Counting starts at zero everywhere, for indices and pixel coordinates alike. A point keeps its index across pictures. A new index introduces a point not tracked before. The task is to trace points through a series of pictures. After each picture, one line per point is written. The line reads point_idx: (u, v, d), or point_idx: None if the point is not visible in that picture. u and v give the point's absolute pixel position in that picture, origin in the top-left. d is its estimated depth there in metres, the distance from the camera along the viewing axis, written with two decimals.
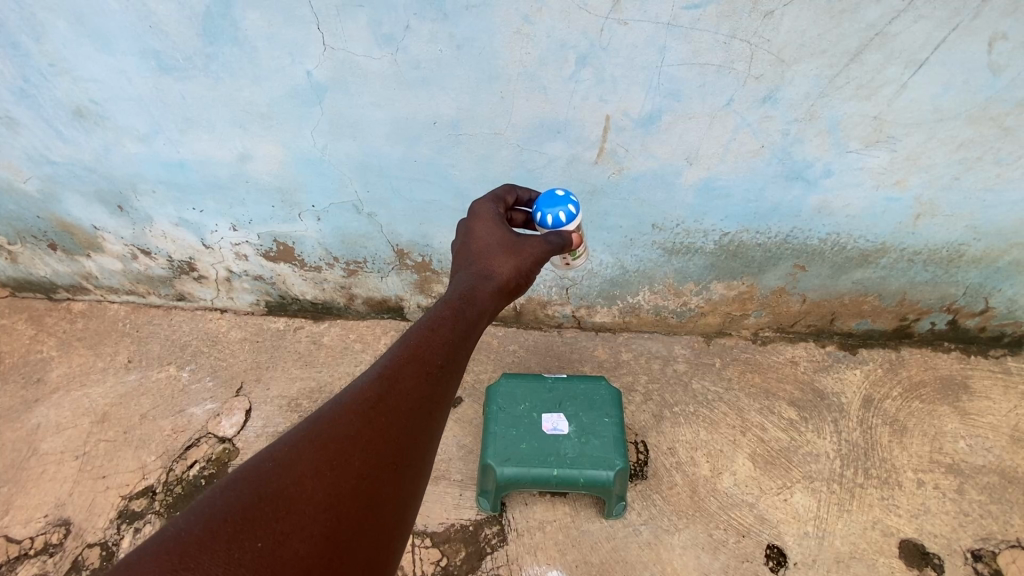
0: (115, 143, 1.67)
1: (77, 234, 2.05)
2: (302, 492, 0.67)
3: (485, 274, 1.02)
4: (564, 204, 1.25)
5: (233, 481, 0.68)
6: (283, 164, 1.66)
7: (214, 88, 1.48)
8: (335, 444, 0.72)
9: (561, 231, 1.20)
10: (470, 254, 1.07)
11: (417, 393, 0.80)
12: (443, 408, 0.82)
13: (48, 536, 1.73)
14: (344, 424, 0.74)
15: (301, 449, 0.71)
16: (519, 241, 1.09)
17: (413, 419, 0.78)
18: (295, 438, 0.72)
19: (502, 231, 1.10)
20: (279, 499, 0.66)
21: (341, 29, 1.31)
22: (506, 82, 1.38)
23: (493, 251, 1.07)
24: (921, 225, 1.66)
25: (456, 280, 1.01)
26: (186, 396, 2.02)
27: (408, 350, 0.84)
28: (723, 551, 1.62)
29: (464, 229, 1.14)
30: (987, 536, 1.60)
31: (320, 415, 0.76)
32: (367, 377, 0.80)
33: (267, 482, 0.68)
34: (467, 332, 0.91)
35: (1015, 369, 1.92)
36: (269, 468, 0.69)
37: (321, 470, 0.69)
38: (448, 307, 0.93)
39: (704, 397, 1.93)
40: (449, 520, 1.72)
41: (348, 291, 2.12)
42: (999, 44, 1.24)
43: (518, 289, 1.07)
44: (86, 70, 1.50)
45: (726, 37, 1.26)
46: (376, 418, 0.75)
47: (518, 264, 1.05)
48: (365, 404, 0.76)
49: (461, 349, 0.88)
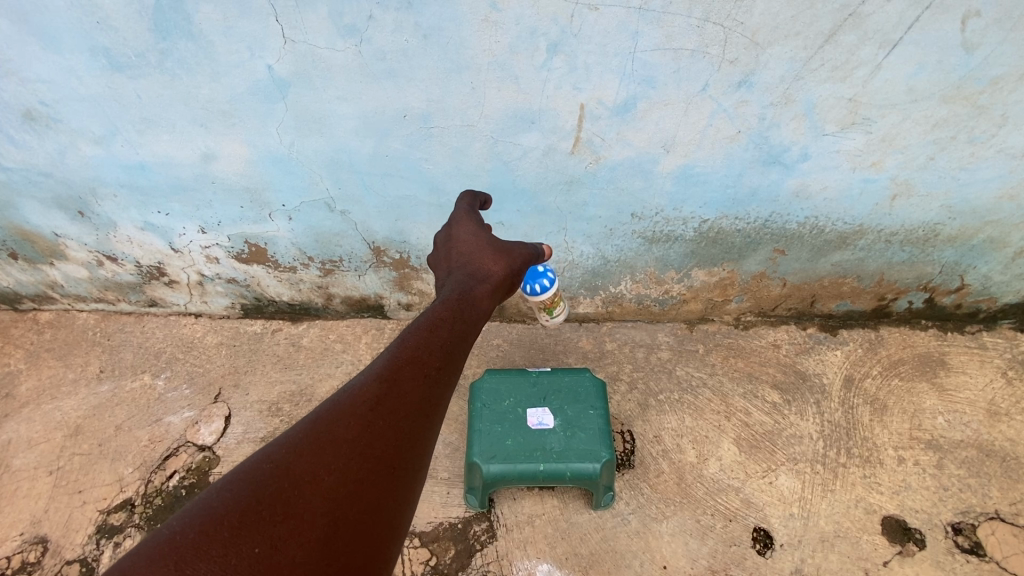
0: (70, 146, 1.60)
1: (37, 242, 1.97)
2: (300, 496, 0.65)
3: (482, 275, 1.00)
4: (541, 275, 1.46)
5: (230, 481, 0.66)
6: (248, 163, 1.61)
7: (171, 85, 1.42)
8: (333, 447, 0.70)
9: (537, 244, 1.21)
10: (461, 256, 1.04)
11: (415, 396, 0.77)
12: (439, 411, 0.79)
13: (25, 555, 1.68)
14: (343, 427, 0.72)
15: (299, 451, 0.69)
16: (509, 242, 1.08)
17: (412, 424, 0.75)
18: (293, 440, 0.70)
19: (490, 233, 1.08)
20: (276, 502, 0.64)
21: (300, 20, 1.26)
22: (476, 71, 1.34)
23: (486, 252, 1.04)
24: (897, 206, 1.67)
25: (452, 280, 0.98)
26: (162, 405, 1.97)
27: (403, 350, 0.81)
28: (711, 536, 1.63)
29: (447, 234, 1.11)
30: (966, 509, 1.64)
31: (318, 415, 0.73)
32: (364, 377, 0.78)
33: (265, 484, 0.65)
34: (465, 334, 0.88)
35: (991, 344, 1.95)
36: (268, 470, 0.67)
37: (319, 474, 0.67)
38: (446, 307, 0.90)
39: (687, 383, 1.93)
40: (437, 519, 1.70)
41: (325, 291, 2.07)
42: (972, 21, 1.23)
43: (510, 288, 1.06)
44: (33, 70, 1.42)
45: (699, 21, 1.23)
46: (375, 420, 0.73)
47: (511, 264, 1.04)
48: (363, 406, 0.74)
49: (458, 352, 0.86)
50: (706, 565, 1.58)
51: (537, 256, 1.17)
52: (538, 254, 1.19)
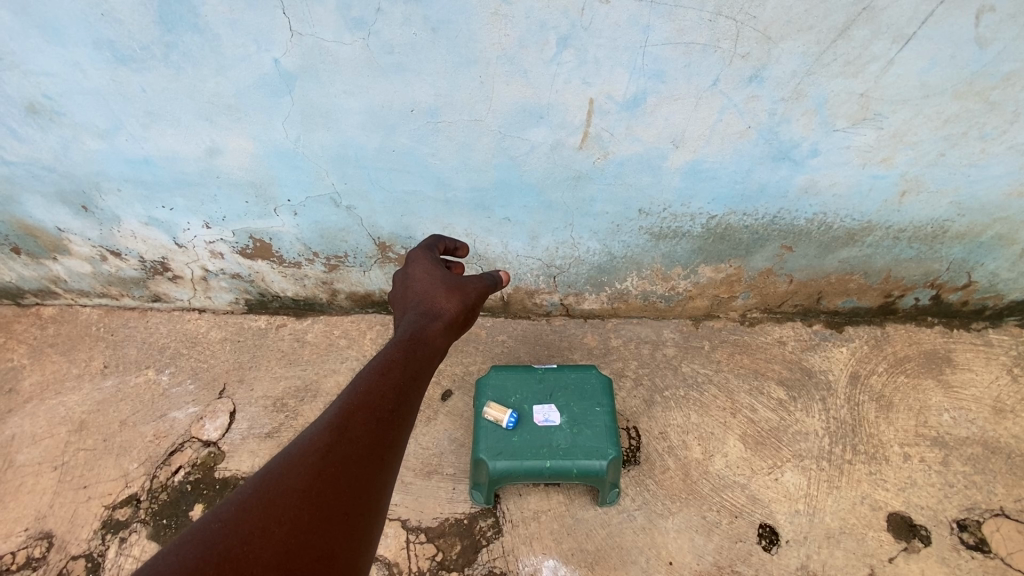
0: (73, 140, 1.59)
1: (40, 237, 1.96)
2: (250, 552, 0.65)
3: (434, 312, 1.10)
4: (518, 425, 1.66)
5: (178, 545, 0.66)
6: (253, 158, 1.60)
7: (176, 79, 1.41)
8: (284, 499, 0.72)
9: (491, 275, 1.27)
10: (415, 294, 1.14)
11: (367, 439, 0.82)
12: (393, 452, 0.84)
13: (30, 550, 1.68)
14: (294, 478, 0.74)
15: (249, 507, 0.70)
16: (461, 280, 1.17)
17: (364, 467, 0.79)
18: (243, 497, 0.71)
19: (442, 271, 1.18)
20: (225, 561, 0.64)
21: (308, 12, 1.24)
22: (484, 66, 1.33)
23: (437, 290, 1.14)
24: (906, 202, 1.66)
25: (406, 320, 1.08)
26: (167, 400, 1.97)
27: (355, 397, 0.87)
28: (716, 533, 1.63)
29: (403, 273, 1.21)
30: (972, 506, 1.64)
31: (269, 471, 0.75)
32: (316, 429, 0.82)
33: (213, 543, 0.66)
34: (418, 373, 0.97)
35: (997, 341, 1.95)
36: (216, 529, 0.67)
37: (269, 528, 0.68)
38: (398, 349, 0.99)
39: (693, 380, 1.93)
40: (442, 514, 1.70)
41: (329, 287, 2.07)
42: (986, 16, 1.22)
43: (464, 324, 1.15)
44: (36, 64, 1.41)
45: (711, 14, 1.22)
46: (327, 468, 0.76)
47: (463, 300, 1.14)
48: (315, 455, 0.77)
49: (410, 392, 0.93)
50: (712, 561, 1.59)
51: (493, 289, 1.24)
52: (496, 282, 1.26)
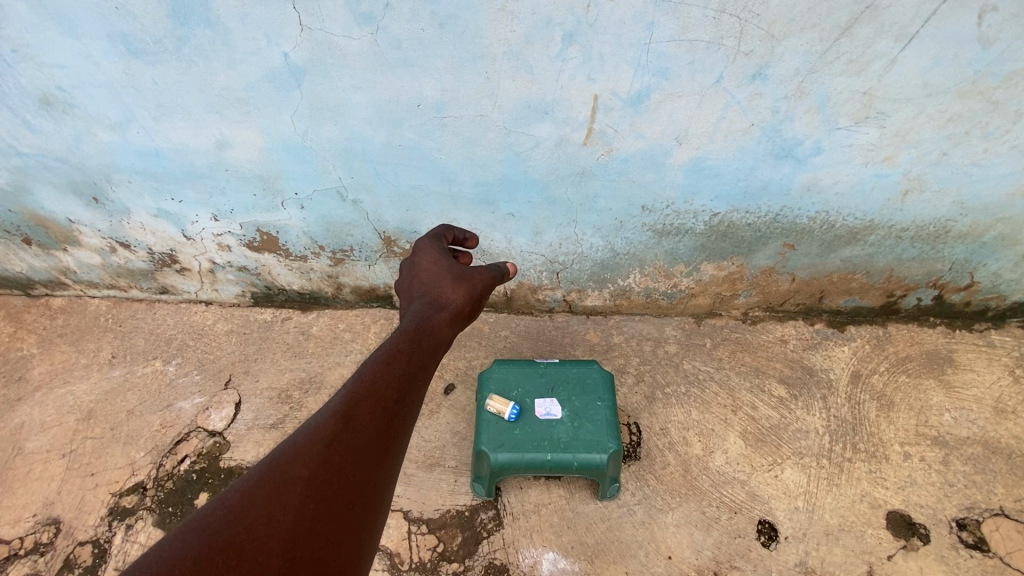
0: (85, 132, 1.61)
1: (51, 228, 1.98)
2: (255, 539, 0.67)
3: (440, 303, 1.11)
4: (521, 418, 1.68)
5: (183, 531, 0.67)
6: (261, 151, 1.62)
7: (186, 72, 1.43)
8: (289, 487, 0.73)
9: (497, 265, 1.29)
10: (422, 284, 1.17)
11: (372, 428, 0.84)
12: (397, 442, 0.86)
13: (38, 535, 1.71)
14: (299, 466, 0.75)
15: (254, 494, 0.72)
16: (466, 272, 1.19)
17: (368, 456, 0.81)
18: (248, 484, 0.73)
19: (448, 261, 1.20)
20: (230, 548, 0.66)
21: (318, 8, 1.26)
22: (491, 61, 1.34)
23: (444, 281, 1.16)
24: (909, 201, 1.66)
25: (412, 310, 1.10)
26: (174, 390, 1.99)
27: (361, 386, 0.89)
28: (716, 528, 1.65)
29: (409, 262, 1.24)
30: (972, 505, 1.64)
31: (275, 458, 0.77)
32: (321, 417, 0.83)
33: (219, 530, 0.67)
34: (423, 363, 0.99)
35: (999, 342, 1.95)
36: (222, 515, 0.69)
37: (275, 515, 0.70)
38: (403, 338, 1.01)
39: (694, 376, 1.94)
40: (444, 506, 1.72)
41: (335, 280, 2.09)
42: (990, 16, 1.22)
43: (470, 316, 1.17)
44: (52, 55, 1.43)
45: (715, 12, 1.23)
46: (333, 456, 0.78)
47: (469, 291, 1.15)
48: (320, 443, 0.79)
49: (415, 381, 0.95)
50: (711, 556, 1.60)
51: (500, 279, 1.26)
52: (502, 273, 1.28)
